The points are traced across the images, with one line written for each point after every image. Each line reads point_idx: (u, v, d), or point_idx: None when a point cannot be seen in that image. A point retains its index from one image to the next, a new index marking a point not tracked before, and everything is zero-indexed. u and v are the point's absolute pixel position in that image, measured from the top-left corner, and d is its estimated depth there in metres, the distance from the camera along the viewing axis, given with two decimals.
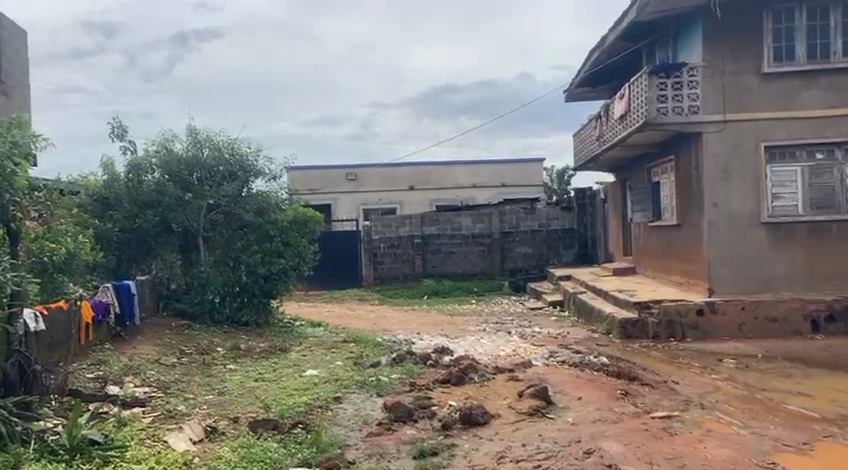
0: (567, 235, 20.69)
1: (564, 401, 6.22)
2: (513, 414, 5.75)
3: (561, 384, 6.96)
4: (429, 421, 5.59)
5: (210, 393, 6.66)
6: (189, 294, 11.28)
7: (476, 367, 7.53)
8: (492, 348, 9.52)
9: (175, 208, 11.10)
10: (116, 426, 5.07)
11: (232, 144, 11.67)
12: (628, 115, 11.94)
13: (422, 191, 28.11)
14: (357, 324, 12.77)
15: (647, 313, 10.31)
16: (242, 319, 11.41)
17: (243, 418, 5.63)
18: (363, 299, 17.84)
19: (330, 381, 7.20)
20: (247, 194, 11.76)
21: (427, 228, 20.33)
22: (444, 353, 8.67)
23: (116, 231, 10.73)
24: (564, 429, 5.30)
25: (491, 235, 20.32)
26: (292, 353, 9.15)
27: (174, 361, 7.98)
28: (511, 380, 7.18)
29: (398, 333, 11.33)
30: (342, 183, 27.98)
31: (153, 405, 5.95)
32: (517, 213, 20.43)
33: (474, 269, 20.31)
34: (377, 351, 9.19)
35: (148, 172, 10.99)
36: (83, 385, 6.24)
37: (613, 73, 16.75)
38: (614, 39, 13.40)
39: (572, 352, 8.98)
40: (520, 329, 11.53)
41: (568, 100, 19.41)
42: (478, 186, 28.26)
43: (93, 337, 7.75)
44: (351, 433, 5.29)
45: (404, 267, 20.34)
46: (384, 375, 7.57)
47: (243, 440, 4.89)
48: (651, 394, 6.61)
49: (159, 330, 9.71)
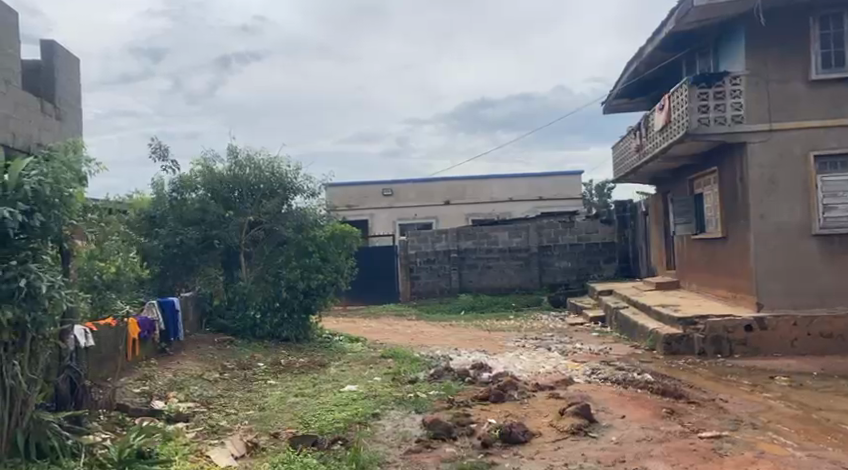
0: (607, 248, 20.38)
1: (607, 420, 6.08)
2: (555, 432, 5.64)
3: (603, 402, 6.80)
4: (468, 439, 5.52)
5: (252, 408, 6.72)
6: (232, 310, 11.42)
7: (515, 384, 7.42)
8: (531, 365, 9.38)
9: (217, 225, 11.39)
10: (161, 440, 5.16)
11: (272, 163, 11.92)
12: (668, 126, 11.73)
13: (458, 206, 28.11)
14: (395, 339, 12.75)
15: (692, 329, 10.05)
16: (283, 335, 11.48)
17: (283, 434, 5.68)
18: (401, 314, 17.83)
19: (368, 397, 7.20)
20: (286, 211, 12.00)
21: (463, 243, 20.29)
22: (483, 370, 8.58)
23: (161, 247, 10.96)
24: (608, 448, 5.16)
25: (529, 249, 20.15)
26: (331, 368, 9.20)
27: (217, 376, 8.10)
28: (551, 398, 7.05)
29: (436, 349, 11.25)
30: (379, 199, 28.13)
31: (196, 420, 6.04)
32: (556, 226, 20.18)
33: (512, 284, 20.11)
34: (415, 367, 9.14)
35: (192, 190, 11.32)
36: (130, 400, 6.37)
37: (652, 84, 16.48)
38: (652, 50, 13.22)
39: (615, 369, 8.79)
40: (561, 345, 11.34)
41: (605, 112, 19.16)
42: (515, 200, 28.21)
43: (139, 353, 7.94)
44: (390, 450, 5.27)
45: (441, 282, 20.29)
46: (422, 391, 7.51)
47: (283, 456, 4.90)
48: (699, 413, 6.39)
49: (202, 346, 9.85)
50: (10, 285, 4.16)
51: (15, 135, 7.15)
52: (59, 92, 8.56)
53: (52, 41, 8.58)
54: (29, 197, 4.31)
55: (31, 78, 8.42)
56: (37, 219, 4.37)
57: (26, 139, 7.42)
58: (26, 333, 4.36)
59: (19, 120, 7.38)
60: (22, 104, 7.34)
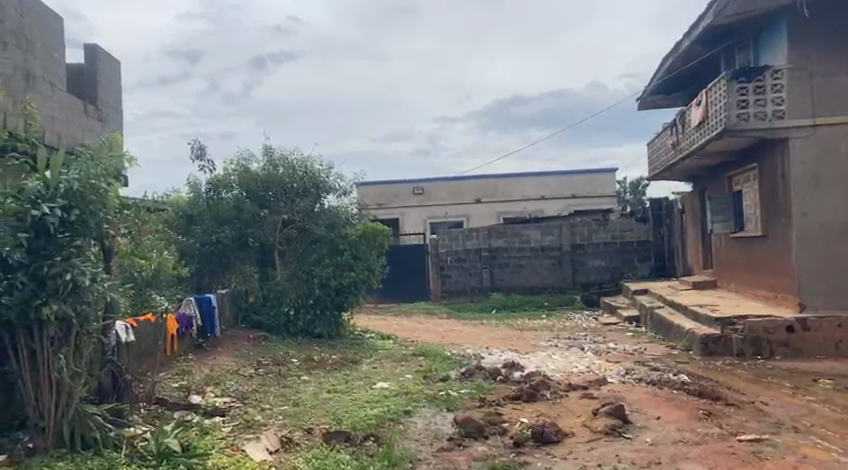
0: (642, 246, 20.06)
1: (642, 421, 6.00)
2: (588, 433, 5.58)
3: (638, 403, 6.70)
4: (500, 438, 5.50)
5: (286, 403, 6.83)
6: (266, 306, 11.57)
7: (548, 384, 7.37)
8: (563, 365, 9.30)
9: (252, 224, 11.58)
10: (199, 434, 5.27)
11: (305, 162, 12.03)
12: (706, 122, 11.47)
13: (490, 204, 28.01)
14: (426, 337, 12.78)
15: (730, 330, 9.83)
16: (316, 332, 11.56)
17: (316, 429, 5.73)
18: (432, 313, 17.81)
19: (400, 394, 7.23)
20: (319, 209, 12.12)
21: (495, 241, 20.19)
22: (515, 369, 8.54)
23: (197, 245, 11.24)
24: (642, 449, 5.09)
25: (561, 247, 19.96)
26: (363, 365, 9.27)
27: (252, 371, 8.24)
28: (584, 398, 6.98)
29: (467, 347, 11.22)
30: (409, 198, 28.16)
31: (232, 415, 6.15)
32: (589, 225, 19.95)
33: (544, 283, 19.95)
34: (446, 365, 9.14)
35: (227, 189, 11.51)
36: (169, 394, 6.52)
37: (689, 79, 16.15)
38: (689, 44, 12.95)
39: (650, 369, 8.66)
40: (594, 345, 11.21)
41: (640, 108, 18.85)
42: (547, 198, 28.00)
43: (177, 349, 8.13)
44: (421, 447, 5.28)
45: (472, 280, 20.23)
46: (453, 390, 7.51)
47: (316, 451, 4.95)
48: (737, 415, 6.25)
49: (237, 342, 10.02)
50: (55, 281, 4.30)
51: (60, 136, 7.50)
52: (100, 94, 8.80)
53: (94, 45, 8.85)
54: (68, 193, 4.44)
55: (75, 82, 8.69)
56: (76, 215, 4.47)
57: (71, 140, 7.77)
58: (71, 328, 4.53)
59: (64, 122, 7.67)
60: (67, 106, 7.71)
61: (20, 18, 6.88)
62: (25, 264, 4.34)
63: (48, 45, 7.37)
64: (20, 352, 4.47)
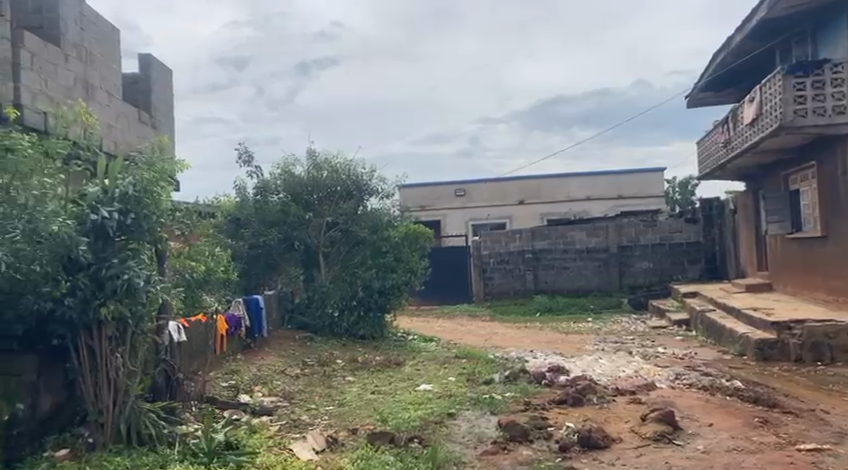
0: (692, 248, 19.52)
1: (693, 427, 5.82)
2: (637, 439, 5.45)
3: (689, 409, 6.52)
4: (545, 442, 5.42)
5: (331, 403, 6.90)
6: (311, 307, 11.78)
7: (594, 389, 7.23)
8: (610, 369, 9.11)
9: (297, 226, 11.79)
10: (247, 432, 5.36)
11: (349, 166, 12.13)
12: (759, 119, 11.09)
13: (533, 205, 27.75)
14: (470, 340, 12.72)
15: (788, 335, 9.47)
16: (359, 333, 11.61)
17: (361, 430, 5.78)
18: (474, 315, 17.73)
19: (444, 397, 7.21)
20: (362, 211, 12.22)
21: (538, 243, 19.97)
22: (560, 373, 8.41)
23: (246, 247, 11.55)
24: (694, 457, 4.94)
25: (608, 249, 19.60)
26: (407, 366, 9.29)
27: (298, 372, 8.37)
28: (632, 403, 6.83)
29: (510, 350, 11.12)
30: (451, 199, 28.09)
31: (279, 415, 6.24)
32: (636, 226, 19.53)
33: (589, 285, 19.64)
34: (489, 368, 9.08)
35: (274, 193, 11.72)
36: (218, 393, 6.67)
37: (741, 75, 15.64)
38: (741, 39, 12.55)
39: (702, 375, 8.41)
40: (642, 349, 10.96)
41: (689, 106, 18.35)
42: (592, 198, 27.60)
43: (226, 348, 8.32)
44: (466, 450, 5.26)
45: (515, 283, 20.05)
46: (498, 393, 7.45)
47: (360, 452, 4.98)
48: (795, 424, 6.01)
49: (283, 342, 10.19)
50: (113, 283, 4.40)
51: (118, 143, 7.82)
52: (155, 102, 9.09)
53: (149, 54, 9.13)
54: (124, 198, 4.59)
55: (130, 90, 9.00)
56: (131, 218, 4.60)
57: (128, 147, 8.11)
58: (127, 327, 4.74)
59: (121, 129, 7.98)
60: (123, 115, 8.03)
61: (82, 30, 7.13)
62: (88, 265, 4.45)
63: (106, 55, 7.67)
64: (80, 353, 4.65)
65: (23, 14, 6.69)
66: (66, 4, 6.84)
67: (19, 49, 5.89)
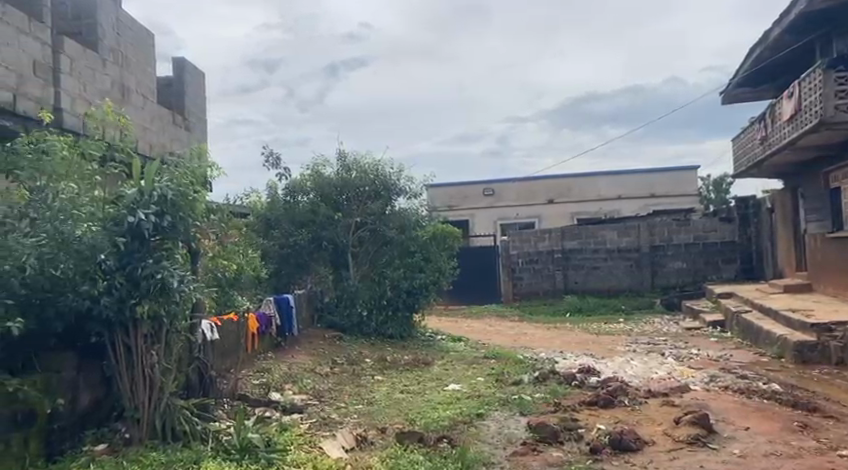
0: (727, 248, 19.11)
1: (728, 431, 5.69)
2: (670, 442, 5.35)
3: (724, 412, 6.37)
4: (575, 444, 5.35)
5: (360, 402, 6.92)
6: (340, 306, 11.85)
7: (626, 390, 7.12)
8: (643, 370, 8.97)
9: (326, 226, 11.84)
10: (279, 429, 5.40)
11: (377, 166, 12.15)
12: (798, 114, 10.79)
13: (563, 204, 27.50)
14: (499, 340, 12.65)
15: (829, 337, 9.20)
16: (387, 332, 11.71)
17: (390, 429, 5.78)
18: (503, 315, 17.63)
19: (472, 397, 7.18)
20: (390, 212, 12.23)
21: (568, 243, 19.76)
22: (591, 374, 8.31)
23: (276, 248, 11.68)
24: (730, 461, 4.82)
25: (639, 249, 19.31)
26: (435, 366, 9.28)
27: (328, 370, 8.42)
28: (665, 405, 6.70)
29: (540, 351, 11.01)
30: (480, 199, 27.94)
31: (309, 412, 6.29)
32: (669, 225, 19.21)
33: (621, 285, 19.38)
34: (519, 369, 9.00)
35: (303, 194, 11.80)
36: (250, 390, 6.75)
37: (779, 69, 15.25)
38: (779, 33, 12.24)
39: (737, 377, 8.22)
40: (675, 350, 10.75)
41: (724, 102, 17.98)
42: (624, 198, 27.30)
43: (258, 347, 8.43)
44: (495, 451, 5.22)
45: (545, 283, 19.88)
46: (527, 394, 7.40)
47: (390, 451, 4.98)
48: (837, 428, 5.82)
49: (313, 341, 10.28)
50: (148, 282, 4.50)
51: (152, 145, 7.98)
52: (188, 104, 9.23)
53: (183, 58, 9.27)
54: (161, 200, 4.66)
55: (164, 92, 9.16)
56: (168, 220, 4.67)
57: (161, 149, 8.27)
58: (161, 326, 4.79)
59: (155, 132, 8.15)
60: (157, 117, 8.18)
61: (118, 35, 7.28)
62: (123, 265, 4.53)
63: (141, 58, 7.81)
64: (118, 350, 4.74)
65: (63, 21, 6.84)
66: (103, 9, 6.97)
67: (59, 54, 6.04)
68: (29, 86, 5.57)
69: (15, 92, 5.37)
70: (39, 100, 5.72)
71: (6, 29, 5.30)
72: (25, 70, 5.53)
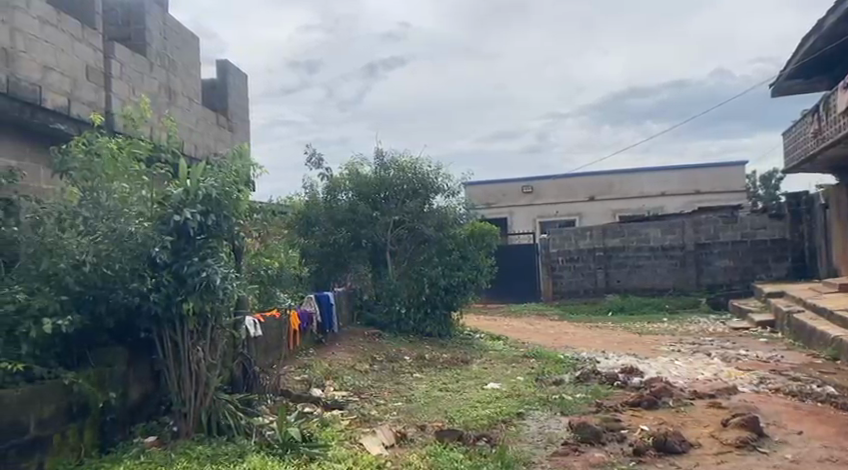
0: (777, 245, 18.50)
1: (779, 434, 5.49)
2: (717, 444, 5.19)
3: (776, 415, 6.15)
4: (618, 445, 5.24)
5: (400, 399, 6.94)
6: (380, 305, 11.92)
7: (670, 391, 6.96)
8: (688, 371, 8.74)
9: (365, 224, 11.87)
10: (319, 425, 5.45)
11: (415, 164, 12.14)
12: None
13: (604, 202, 27.07)
14: (539, 339, 12.52)
15: None
16: (426, 330, 11.72)
17: (429, 427, 5.78)
18: (543, 314, 17.43)
19: (512, 396, 7.11)
20: (428, 210, 12.22)
21: (610, 241, 19.42)
22: (634, 374, 8.15)
23: (317, 247, 11.80)
24: (782, 466, 4.65)
25: (684, 246, 18.85)
26: (475, 365, 9.23)
27: (367, 367, 8.46)
28: (712, 408, 6.52)
29: (581, 351, 10.84)
30: (518, 197, 27.67)
31: (350, 408, 6.35)
32: (715, 222, 18.70)
33: (665, 284, 18.95)
34: (559, 368, 8.90)
35: (342, 193, 11.87)
36: (292, 386, 6.84)
37: (834, 59, 14.66)
38: (834, 22, 11.79)
39: (789, 379, 7.94)
40: (722, 351, 10.46)
41: (774, 95, 17.38)
42: (667, 195, 26.77)
43: (300, 343, 8.54)
44: (536, 450, 5.16)
45: (586, 281, 19.58)
46: (568, 393, 7.29)
47: (430, 448, 4.98)
48: None
49: (353, 338, 10.34)
50: (193, 280, 4.54)
51: (197, 146, 8.15)
52: (231, 105, 9.38)
53: (225, 60, 9.43)
54: (206, 199, 4.76)
55: (208, 94, 9.34)
56: (212, 219, 4.79)
57: (206, 150, 8.44)
58: (207, 322, 4.88)
59: (200, 133, 8.33)
60: (202, 118, 8.36)
61: (165, 39, 7.44)
62: (170, 263, 4.62)
63: (186, 61, 7.98)
64: (165, 346, 4.85)
65: (113, 27, 7.05)
66: (152, 14, 7.14)
67: (110, 60, 6.22)
68: (82, 90, 5.75)
69: (70, 96, 5.55)
70: (91, 103, 5.91)
71: (62, 36, 5.47)
72: (79, 75, 5.71)
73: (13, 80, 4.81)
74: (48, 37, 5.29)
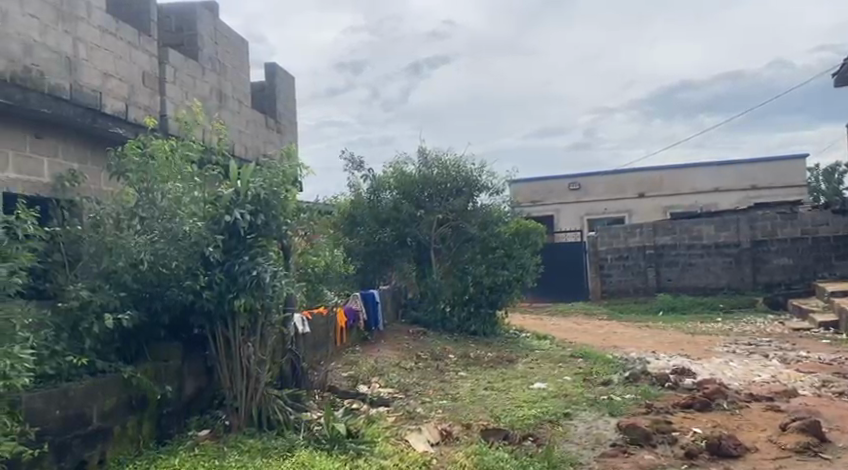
0: (841, 243, 17.67)
1: (842, 440, 5.25)
2: (775, 449, 4.99)
3: (839, 420, 5.88)
4: (669, 448, 5.11)
5: (445, 397, 6.94)
6: (424, 303, 12.03)
7: (724, 393, 6.73)
8: (744, 373, 8.45)
9: (410, 223, 11.92)
10: (366, 421, 5.49)
11: (459, 163, 12.13)
12: None
13: (654, 198, 26.44)
14: (587, 339, 12.31)
15: None
16: (471, 329, 11.67)
17: (475, 425, 5.75)
18: (591, 313, 17.10)
19: (558, 396, 7.01)
20: (472, 208, 12.19)
21: (660, 238, 18.94)
22: (685, 375, 7.93)
23: (362, 246, 11.90)
24: None
25: (739, 244, 18.22)
26: (520, 364, 9.15)
27: (412, 365, 8.50)
28: (769, 411, 6.28)
29: (630, 351, 10.60)
30: (565, 194, 27.24)
31: (396, 406, 6.38)
32: (773, 219, 18.01)
33: (718, 284, 18.38)
34: (608, 368, 8.72)
35: (385, 192, 11.92)
36: (339, 382, 6.93)
37: None
38: None
39: None
40: (780, 352, 10.07)
41: (836, 85, 16.63)
42: (721, 190, 25.94)
43: (346, 341, 8.62)
44: (583, 451, 5.08)
45: (636, 280, 19.14)
46: (617, 394, 7.15)
47: (476, 447, 4.95)
48: None
49: (398, 335, 10.40)
50: (244, 278, 4.65)
51: (247, 147, 8.34)
52: (278, 108, 9.54)
53: (272, 63, 9.60)
54: (255, 200, 4.87)
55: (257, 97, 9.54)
56: (261, 219, 4.90)
57: (255, 151, 8.63)
58: (257, 319, 4.97)
59: (249, 135, 8.52)
60: (252, 120, 8.54)
61: (216, 43, 7.62)
62: (222, 262, 4.74)
63: (236, 65, 8.17)
64: (218, 342, 4.99)
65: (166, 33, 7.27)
66: (203, 20, 7.33)
67: (164, 65, 6.42)
68: (139, 96, 5.96)
69: (127, 101, 5.77)
70: (147, 108, 6.12)
71: (120, 44, 5.68)
72: (135, 81, 5.92)
73: (75, 87, 5.03)
74: (108, 46, 5.50)
